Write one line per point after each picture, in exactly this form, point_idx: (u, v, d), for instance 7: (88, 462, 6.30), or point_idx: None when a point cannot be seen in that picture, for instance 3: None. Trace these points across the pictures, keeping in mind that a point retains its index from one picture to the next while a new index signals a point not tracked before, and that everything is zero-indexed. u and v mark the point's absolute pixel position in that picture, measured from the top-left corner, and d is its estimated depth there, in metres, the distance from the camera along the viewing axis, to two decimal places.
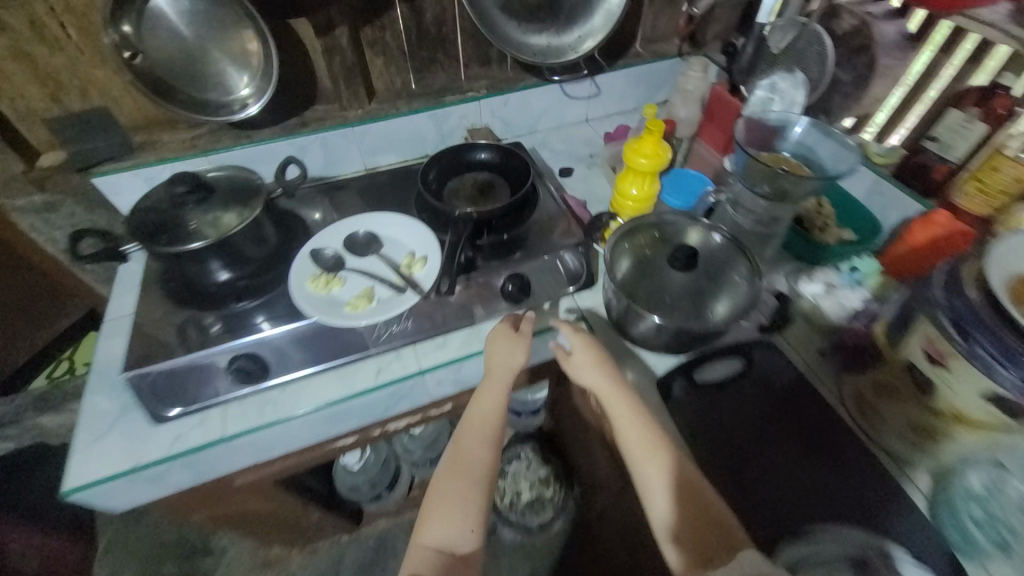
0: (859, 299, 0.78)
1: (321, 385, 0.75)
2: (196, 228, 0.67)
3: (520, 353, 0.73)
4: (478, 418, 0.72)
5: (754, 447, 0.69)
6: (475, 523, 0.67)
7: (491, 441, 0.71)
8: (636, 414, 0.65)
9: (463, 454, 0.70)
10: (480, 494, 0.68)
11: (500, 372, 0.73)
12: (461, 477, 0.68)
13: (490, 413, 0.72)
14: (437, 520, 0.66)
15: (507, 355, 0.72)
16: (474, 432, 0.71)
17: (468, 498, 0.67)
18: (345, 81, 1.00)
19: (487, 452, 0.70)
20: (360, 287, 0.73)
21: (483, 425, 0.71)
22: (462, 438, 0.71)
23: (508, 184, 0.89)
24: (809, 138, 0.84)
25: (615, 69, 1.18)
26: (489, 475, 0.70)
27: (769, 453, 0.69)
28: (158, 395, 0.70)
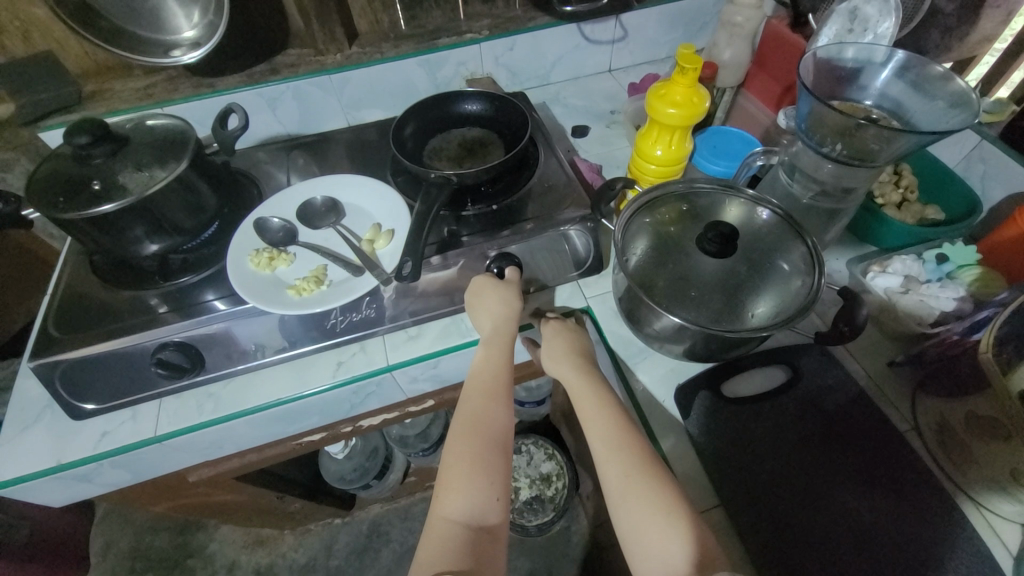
0: (950, 298, 0.60)
1: (272, 378, 0.63)
2: (104, 186, 0.54)
3: (515, 305, 0.60)
4: (483, 377, 0.58)
5: (792, 482, 0.53)
6: (501, 489, 0.51)
7: (503, 394, 0.57)
8: (608, 417, 0.53)
9: (475, 408, 0.55)
10: (501, 456, 0.53)
11: (500, 318, 0.60)
12: (476, 436, 0.53)
13: (496, 365, 0.58)
14: (455, 488, 0.50)
15: (499, 306, 0.60)
16: (483, 386, 0.57)
17: (487, 458, 0.52)
18: (318, 19, 0.84)
19: (501, 410, 0.56)
20: (309, 267, 0.60)
21: (491, 377, 0.57)
22: (472, 392, 0.57)
23: (504, 144, 0.72)
24: (896, 87, 0.63)
25: (646, 5, 0.97)
26: (508, 435, 0.55)
27: (825, 484, 0.53)
28: (80, 385, 0.59)
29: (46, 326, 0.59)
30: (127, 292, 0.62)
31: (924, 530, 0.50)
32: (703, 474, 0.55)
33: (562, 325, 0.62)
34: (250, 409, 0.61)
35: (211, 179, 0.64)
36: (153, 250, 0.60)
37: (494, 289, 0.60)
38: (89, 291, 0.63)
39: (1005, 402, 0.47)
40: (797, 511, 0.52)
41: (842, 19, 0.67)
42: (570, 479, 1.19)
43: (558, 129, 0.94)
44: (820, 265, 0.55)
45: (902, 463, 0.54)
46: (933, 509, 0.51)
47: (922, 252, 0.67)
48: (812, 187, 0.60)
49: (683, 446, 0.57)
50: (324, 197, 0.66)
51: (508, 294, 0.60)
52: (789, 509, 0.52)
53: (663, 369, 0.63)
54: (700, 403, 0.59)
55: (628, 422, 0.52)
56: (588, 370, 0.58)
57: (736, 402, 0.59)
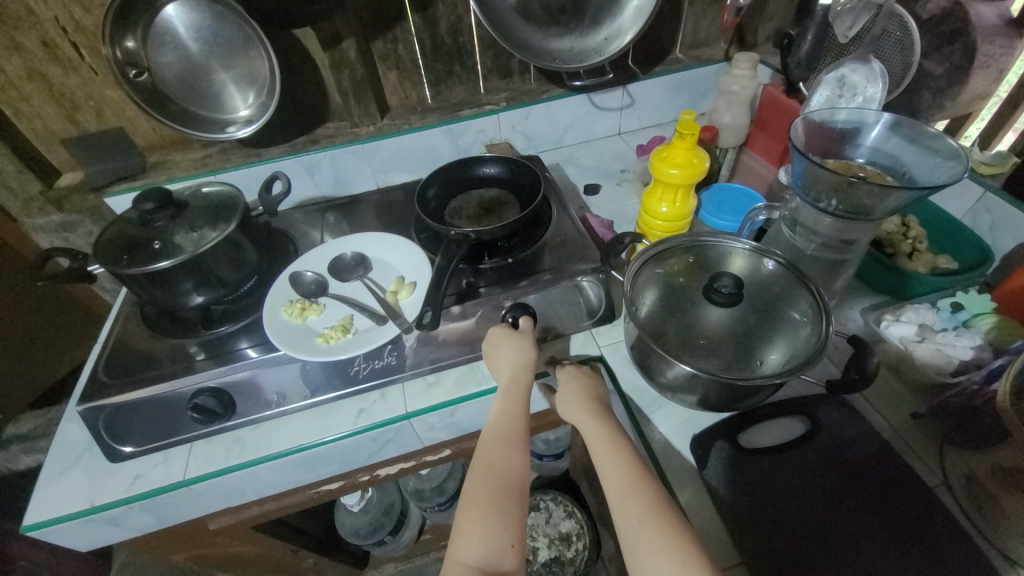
0: (968, 346, 0.60)
1: (297, 424, 0.66)
2: (162, 245, 0.61)
3: (528, 350, 0.62)
4: (498, 424, 0.59)
5: (815, 539, 0.51)
6: (516, 536, 0.52)
7: (520, 439, 0.57)
8: (622, 465, 0.52)
9: (492, 453, 0.56)
10: (517, 502, 0.53)
11: (517, 365, 0.61)
12: (493, 480, 0.54)
13: (513, 410, 0.59)
14: (470, 533, 0.51)
15: (515, 353, 0.62)
16: (500, 431, 0.58)
17: (503, 504, 0.52)
18: (355, 96, 0.95)
19: (518, 455, 0.56)
20: (337, 317, 0.64)
21: (509, 422, 0.58)
22: (489, 437, 0.58)
23: (519, 203, 0.78)
24: (889, 144, 0.67)
25: (650, 76, 1.06)
26: (524, 481, 0.55)
27: (851, 541, 0.51)
28: (120, 428, 0.63)
29: (96, 372, 0.64)
30: (172, 340, 0.68)
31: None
32: (721, 528, 0.54)
33: (578, 372, 0.64)
34: (274, 454, 0.64)
35: (253, 238, 0.71)
36: (198, 301, 0.66)
37: (510, 339, 0.63)
38: (138, 339, 0.69)
39: None
40: (822, 571, 0.49)
41: (832, 86, 0.72)
42: (591, 539, 1.14)
43: (571, 187, 1.00)
44: (828, 313, 0.56)
45: (932, 522, 0.51)
46: (970, 569, 0.48)
47: (936, 301, 0.67)
48: (813, 239, 0.62)
49: (700, 498, 0.56)
50: (353, 252, 0.72)
51: (523, 342, 0.62)
52: (814, 568, 0.50)
53: (679, 418, 0.63)
54: (716, 453, 0.58)
55: (643, 470, 0.52)
56: (601, 415, 0.58)
57: (754, 453, 0.58)
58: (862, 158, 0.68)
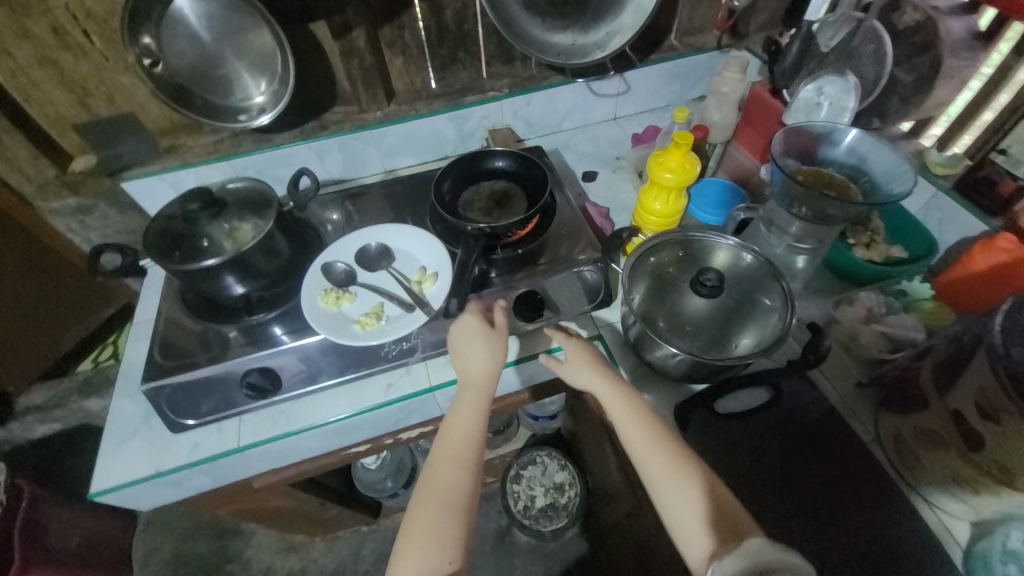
0: (908, 330, 0.71)
1: (333, 398, 0.75)
2: (209, 242, 0.67)
3: (484, 353, 0.64)
4: (452, 431, 0.62)
5: (775, 477, 0.66)
6: (459, 543, 0.56)
7: (470, 452, 0.60)
8: (642, 423, 0.62)
9: (442, 465, 0.60)
10: (464, 512, 0.58)
11: (482, 373, 0.64)
12: (440, 492, 0.58)
13: (470, 415, 0.63)
14: (416, 544, 0.55)
15: (472, 360, 0.64)
16: (453, 444, 0.61)
17: (450, 515, 0.57)
18: (363, 83, 0.98)
19: (468, 468, 0.60)
20: (369, 304, 0.72)
21: (461, 434, 0.61)
22: (441, 449, 0.61)
23: (526, 196, 0.85)
24: (858, 151, 0.75)
25: (646, 65, 1.10)
26: (472, 494, 0.59)
27: (802, 475, 0.66)
28: (178, 403, 0.71)
29: (151, 355, 0.72)
30: (213, 325, 0.75)
31: (886, 514, 0.62)
32: None
33: (583, 347, 0.69)
34: (318, 424, 0.73)
35: (284, 231, 0.76)
36: (239, 291, 0.72)
37: (478, 339, 0.65)
38: (182, 325, 0.76)
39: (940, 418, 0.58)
40: (778, 498, 0.64)
41: (809, 95, 0.79)
42: (580, 488, 1.29)
43: (571, 174, 1.06)
44: (793, 303, 0.66)
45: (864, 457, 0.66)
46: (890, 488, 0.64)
47: (886, 287, 0.78)
48: (786, 237, 0.71)
49: None
50: (377, 244, 0.79)
51: (486, 345, 0.64)
52: (768, 503, 0.64)
53: (665, 389, 0.73)
54: (695, 417, 0.70)
55: (661, 427, 0.62)
56: (606, 372, 0.67)
57: (726, 418, 0.70)
58: (832, 164, 0.77)
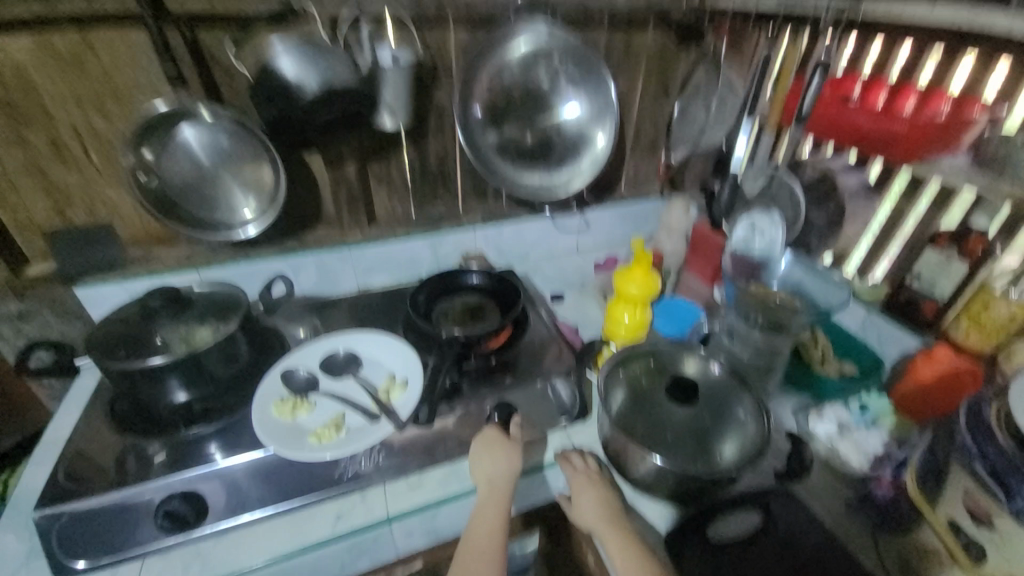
0: (877, 445, 0.72)
1: (267, 534, 0.62)
2: (162, 342, 0.63)
3: (507, 463, 0.65)
4: (477, 540, 0.60)
5: None
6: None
7: (496, 553, 0.60)
8: (637, 562, 0.59)
9: (470, 572, 0.58)
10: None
11: (499, 475, 0.64)
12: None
13: (491, 526, 0.61)
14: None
15: (492, 462, 0.65)
16: (477, 548, 0.60)
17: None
18: (348, 208, 1.06)
19: (495, 570, 0.59)
20: (328, 415, 0.66)
21: (487, 537, 0.60)
22: (466, 554, 0.60)
23: (500, 309, 0.87)
24: (793, 274, 0.86)
25: (603, 206, 1.26)
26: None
27: None
28: (72, 539, 0.57)
29: (53, 476, 0.60)
30: (141, 441, 0.65)
31: None
32: None
33: (589, 477, 0.67)
34: (244, 571, 0.59)
35: (248, 336, 0.73)
36: (182, 398, 0.66)
37: (502, 443, 0.67)
38: (102, 440, 0.66)
39: None
40: None
41: (744, 227, 0.92)
42: None
43: (540, 295, 1.11)
44: (766, 412, 0.67)
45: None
46: None
47: (848, 401, 0.80)
48: (748, 346, 0.75)
49: None
50: (345, 350, 0.76)
51: (512, 451, 0.66)
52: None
53: (650, 513, 0.67)
54: (687, 547, 0.63)
55: (641, 547, 0.60)
56: (602, 491, 0.65)
57: (721, 548, 0.63)
58: (776, 285, 0.86)
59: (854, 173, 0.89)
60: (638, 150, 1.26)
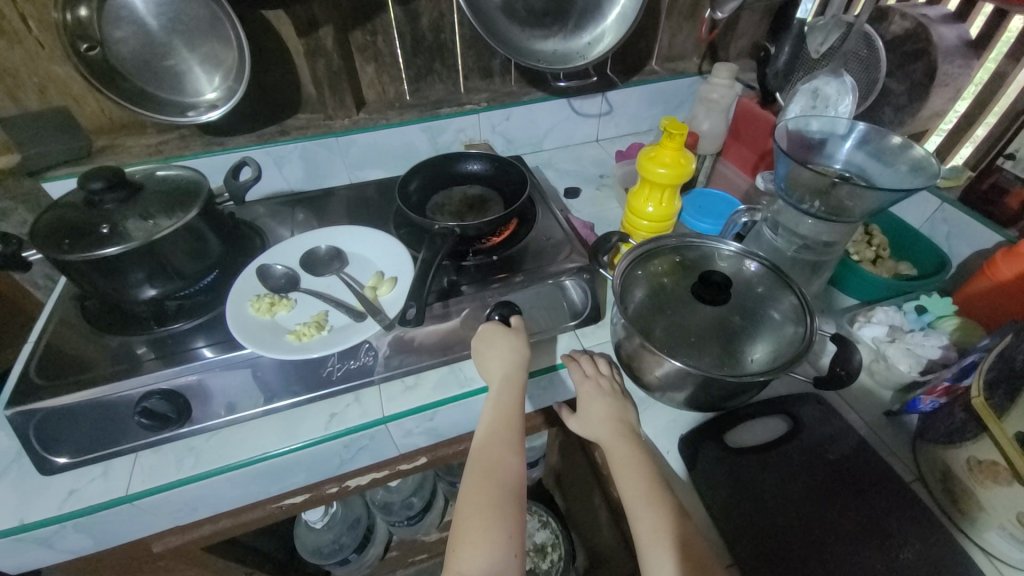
0: (936, 347, 0.62)
1: (261, 431, 0.60)
2: (111, 230, 0.55)
3: (512, 357, 0.59)
4: (493, 428, 0.56)
5: (803, 531, 0.52)
6: (516, 543, 0.49)
7: (514, 441, 0.55)
8: (639, 469, 0.53)
9: (486, 457, 0.53)
10: (516, 506, 0.52)
11: (508, 366, 0.58)
12: (488, 485, 0.51)
13: (504, 417, 0.56)
14: (471, 543, 0.48)
15: (497, 355, 0.59)
16: (494, 433, 0.55)
17: (503, 510, 0.50)
18: (330, 88, 0.91)
19: (513, 457, 0.54)
20: (310, 313, 0.60)
21: (503, 424, 0.55)
22: (482, 441, 0.55)
23: (504, 202, 0.76)
24: (858, 155, 0.69)
25: (628, 85, 1.08)
26: (520, 484, 0.53)
27: (834, 534, 0.52)
28: (53, 435, 0.55)
29: (27, 372, 0.57)
30: (118, 339, 0.61)
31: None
32: (713, 528, 0.54)
33: (598, 386, 0.61)
34: (232, 466, 0.57)
35: (217, 228, 0.65)
36: (150, 294, 0.60)
37: (502, 335, 0.60)
38: (76, 338, 0.61)
39: (1003, 448, 0.46)
40: (804, 557, 0.50)
41: (806, 97, 0.75)
42: (566, 550, 1.10)
43: (553, 190, 0.99)
44: (809, 314, 0.57)
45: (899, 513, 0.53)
46: (937, 551, 0.50)
47: (902, 303, 0.70)
48: (794, 240, 0.64)
49: (692, 495, 0.57)
50: (328, 246, 0.68)
51: (516, 341, 0.60)
52: (803, 567, 0.50)
53: (666, 419, 0.63)
54: (703, 453, 0.58)
55: (649, 464, 0.54)
56: (613, 402, 0.59)
57: (739, 452, 0.59)
58: (841, 163, 0.70)
59: (950, 26, 0.72)
60: (674, 12, 1.04)
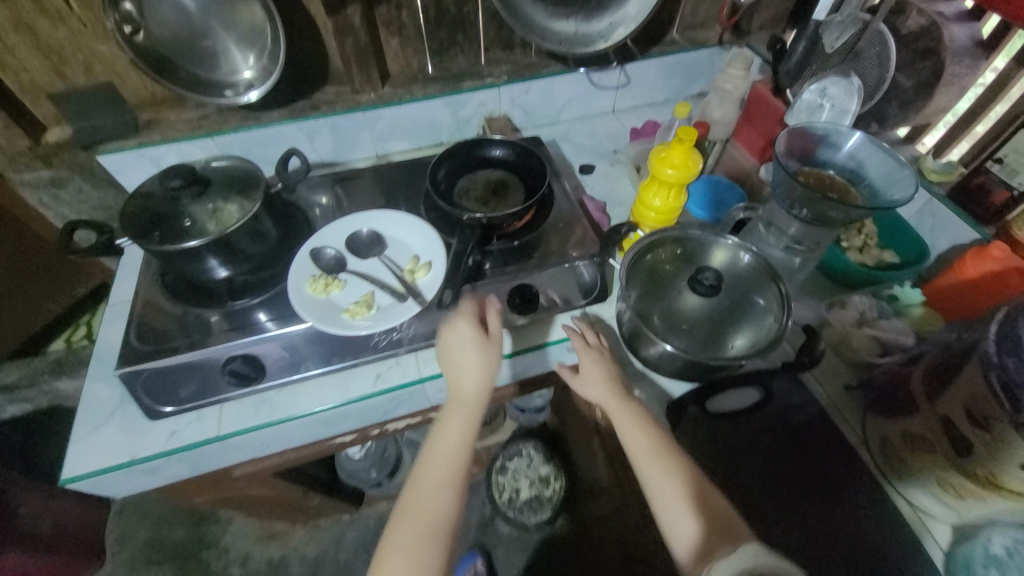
0: (900, 333, 0.71)
1: (319, 388, 0.72)
2: (191, 224, 0.65)
3: (478, 348, 0.64)
4: (444, 421, 0.63)
5: (753, 464, 0.71)
6: (449, 522, 0.58)
7: (463, 437, 0.62)
8: (640, 427, 0.64)
9: (436, 451, 0.61)
10: (454, 493, 0.59)
11: (468, 360, 0.64)
12: (433, 474, 0.60)
13: (457, 410, 0.63)
14: (407, 521, 0.57)
15: (474, 354, 0.63)
16: (446, 429, 0.62)
17: (440, 495, 0.58)
18: (358, 63, 0.94)
19: (459, 453, 0.61)
20: (359, 293, 0.69)
21: (456, 418, 0.63)
22: (435, 434, 0.63)
23: (524, 188, 0.83)
24: (866, 152, 0.72)
25: (646, 58, 1.09)
26: (463, 477, 0.61)
27: (778, 468, 0.70)
28: (156, 391, 0.69)
29: (128, 339, 0.68)
30: (194, 310, 0.72)
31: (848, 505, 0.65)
32: None
33: (597, 354, 0.71)
34: (299, 415, 0.70)
35: (271, 213, 0.74)
36: (223, 273, 0.70)
37: (474, 330, 0.65)
38: (159, 309, 0.72)
39: (928, 421, 0.57)
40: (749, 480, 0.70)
41: (814, 94, 0.79)
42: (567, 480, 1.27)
43: (568, 166, 1.04)
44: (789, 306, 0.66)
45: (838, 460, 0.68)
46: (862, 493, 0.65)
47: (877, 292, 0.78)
48: (784, 238, 0.71)
49: None
50: (369, 230, 0.76)
51: (484, 337, 0.64)
52: (749, 485, 0.70)
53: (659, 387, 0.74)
54: (686, 412, 0.72)
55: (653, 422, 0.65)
56: (610, 370, 0.70)
57: (714, 410, 0.74)
58: (848, 163, 0.74)
59: (963, 25, 0.74)
60: None
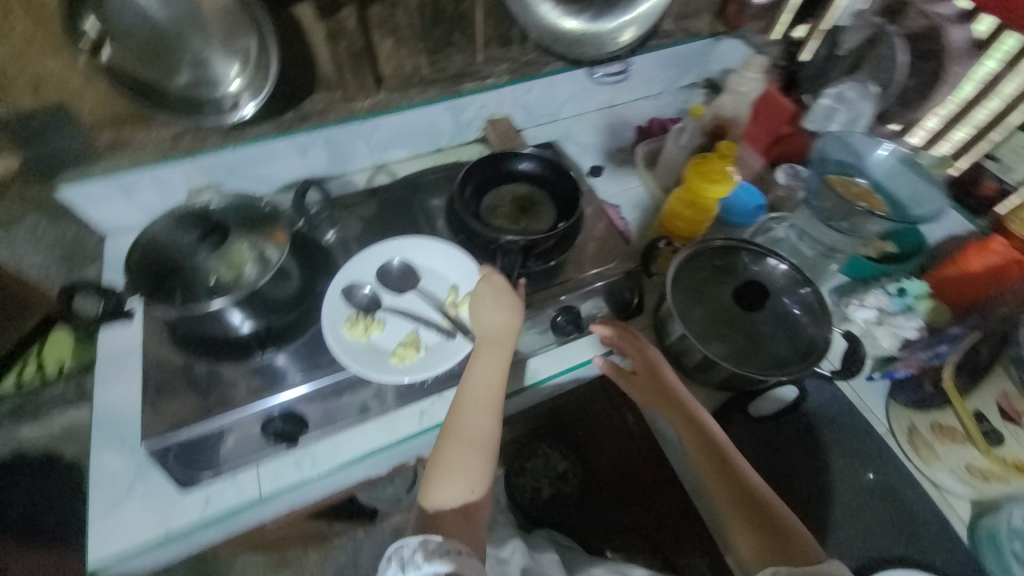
0: (913, 328, 0.76)
1: (363, 433, 0.68)
2: (214, 281, 0.62)
3: (506, 317, 0.64)
4: (476, 383, 0.62)
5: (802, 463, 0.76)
6: (484, 477, 0.62)
7: (493, 404, 0.62)
8: (701, 440, 0.67)
9: (467, 416, 0.62)
10: (487, 454, 0.62)
11: (499, 327, 0.63)
12: (467, 437, 0.61)
13: (489, 373, 0.63)
14: (447, 475, 0.60)
15: (502, 309, 0.64)
16: (477, 397, 0.62)
17: (474, 455, 0.61)
18: (352, 69, 0.86)
19: (491, 417, 0.62)
20: (403, 333, 0.66)
21: (487, 387, 0.62)
22: (467, 397, 0.62)
23: (553, 204, 0.80)
24: (890, 165, 0.86)
25: (646, 51, 1.06)
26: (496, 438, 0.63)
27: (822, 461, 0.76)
28: (187, 458, 0.63)
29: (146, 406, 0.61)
30: (212, 365, 0.65)
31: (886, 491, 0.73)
32: None
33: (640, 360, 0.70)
34: (346, 464, 0.66)
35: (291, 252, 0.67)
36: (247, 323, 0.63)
37: (504, 298, 0.64)
38: (173, 366, 0.65)
39: (960, 414, 0.64)
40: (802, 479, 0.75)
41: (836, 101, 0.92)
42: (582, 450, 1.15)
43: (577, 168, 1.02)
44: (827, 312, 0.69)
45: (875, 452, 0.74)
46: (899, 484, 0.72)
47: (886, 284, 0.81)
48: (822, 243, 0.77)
49: None
50: (401, 262, 0.72)
51: (510, 302, 0.65)
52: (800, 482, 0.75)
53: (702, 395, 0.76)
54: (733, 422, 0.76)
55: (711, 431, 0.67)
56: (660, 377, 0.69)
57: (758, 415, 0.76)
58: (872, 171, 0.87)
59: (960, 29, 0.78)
60: None
